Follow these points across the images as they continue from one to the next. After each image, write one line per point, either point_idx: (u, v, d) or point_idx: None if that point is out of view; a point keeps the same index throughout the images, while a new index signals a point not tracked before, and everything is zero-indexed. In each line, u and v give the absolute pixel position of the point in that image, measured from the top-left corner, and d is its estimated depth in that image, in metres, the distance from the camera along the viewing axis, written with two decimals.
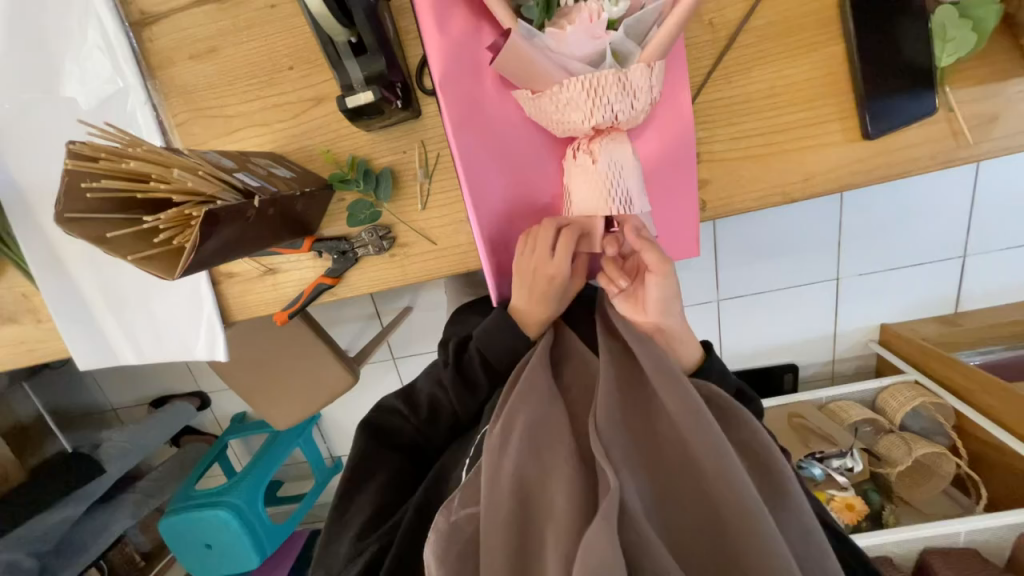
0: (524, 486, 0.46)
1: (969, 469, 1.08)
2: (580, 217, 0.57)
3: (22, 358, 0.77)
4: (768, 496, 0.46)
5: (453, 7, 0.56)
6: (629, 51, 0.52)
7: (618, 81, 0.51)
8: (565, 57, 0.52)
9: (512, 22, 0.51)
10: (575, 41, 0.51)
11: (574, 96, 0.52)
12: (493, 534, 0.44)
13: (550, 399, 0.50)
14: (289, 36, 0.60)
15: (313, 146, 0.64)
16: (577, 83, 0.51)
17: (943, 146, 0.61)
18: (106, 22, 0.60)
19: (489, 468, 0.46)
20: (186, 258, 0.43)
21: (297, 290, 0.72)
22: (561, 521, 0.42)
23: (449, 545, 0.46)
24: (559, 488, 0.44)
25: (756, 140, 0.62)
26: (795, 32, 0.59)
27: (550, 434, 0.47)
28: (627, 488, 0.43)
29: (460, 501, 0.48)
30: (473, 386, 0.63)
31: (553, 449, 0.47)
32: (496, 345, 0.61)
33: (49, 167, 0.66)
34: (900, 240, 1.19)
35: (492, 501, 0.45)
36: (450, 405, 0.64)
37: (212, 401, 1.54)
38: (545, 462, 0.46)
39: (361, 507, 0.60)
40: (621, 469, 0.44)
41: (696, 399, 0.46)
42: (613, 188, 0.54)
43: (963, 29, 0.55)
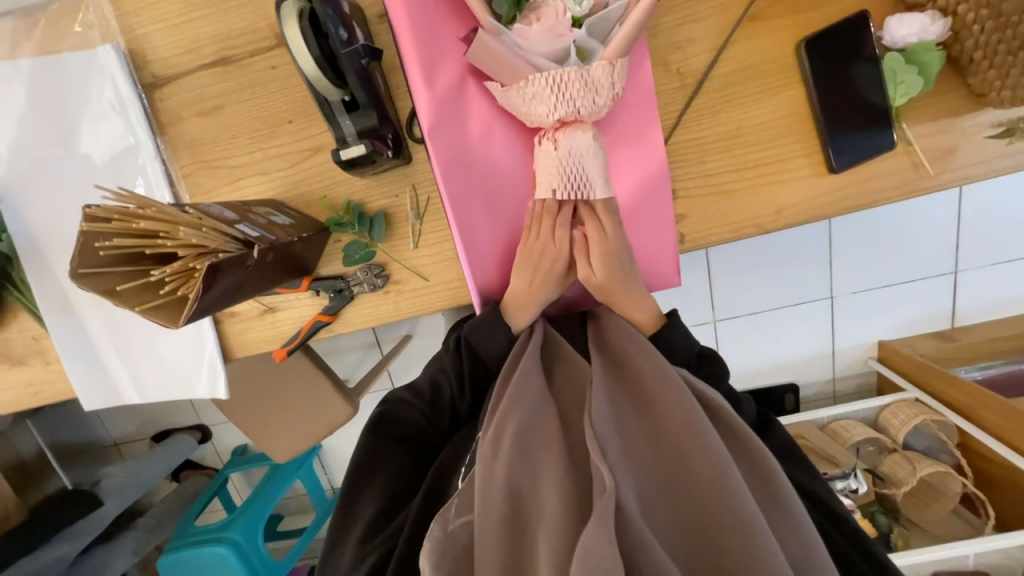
0: (518, 491, 0.47)
1: (975, 488, 1.07)
2: (542, 197, 0.62)
3: (29, 399, 0.80)
4: (762, 497, 0.47)
5: (433, 19, 0.60)
6: (592, 48, 0.58)
7: (580, 78, 0.57)
8: (534, 53, 0.57)
9: (485, 18, 0.57)
10: (540, 39, 0.57)
11: (540, 91, 0.58)
12: (490, 540, 0.44)
13: (540, 402, 0.52)
14: (289, 94, 0.65)
15: (312, 192, 0.68)
16: (543, 77, 0.57)
17: (905, 177, 0.64)
18: (120, 84, 0.65)
19: (483, 475, 0.47)
20: (189, 307, 0.46)
21: (295, 327, 0.75)
22: (552, 525, 0.43)
23: (444, 553, 0.46)
24: (552, 490, 0.45)
25: (727, 176, 0.66)
26: (757, 77, 0.63)
27: (542, 436, 0.49)
28: (621, 489, 0.44)
29: (457, 508, 0.48)
30: (469, 376, 0.64)
31: (546, 452, 0.48)
32: (488, 341, 0.63)
33: (63, 217, 0.70)
34: (886, 259, 1.22)
35: (487, 504, 0.46)
36: (451, 392, 0.65)
37: (213, 434, 1.55)
38: (539, 466, 0.47)
39: (363, 515, 0.58)
40: (615, 471, 0.45)
41: (688, 397, 0.49)
42: (572, 173, 0.60)
43: (910, 72, 0.58)
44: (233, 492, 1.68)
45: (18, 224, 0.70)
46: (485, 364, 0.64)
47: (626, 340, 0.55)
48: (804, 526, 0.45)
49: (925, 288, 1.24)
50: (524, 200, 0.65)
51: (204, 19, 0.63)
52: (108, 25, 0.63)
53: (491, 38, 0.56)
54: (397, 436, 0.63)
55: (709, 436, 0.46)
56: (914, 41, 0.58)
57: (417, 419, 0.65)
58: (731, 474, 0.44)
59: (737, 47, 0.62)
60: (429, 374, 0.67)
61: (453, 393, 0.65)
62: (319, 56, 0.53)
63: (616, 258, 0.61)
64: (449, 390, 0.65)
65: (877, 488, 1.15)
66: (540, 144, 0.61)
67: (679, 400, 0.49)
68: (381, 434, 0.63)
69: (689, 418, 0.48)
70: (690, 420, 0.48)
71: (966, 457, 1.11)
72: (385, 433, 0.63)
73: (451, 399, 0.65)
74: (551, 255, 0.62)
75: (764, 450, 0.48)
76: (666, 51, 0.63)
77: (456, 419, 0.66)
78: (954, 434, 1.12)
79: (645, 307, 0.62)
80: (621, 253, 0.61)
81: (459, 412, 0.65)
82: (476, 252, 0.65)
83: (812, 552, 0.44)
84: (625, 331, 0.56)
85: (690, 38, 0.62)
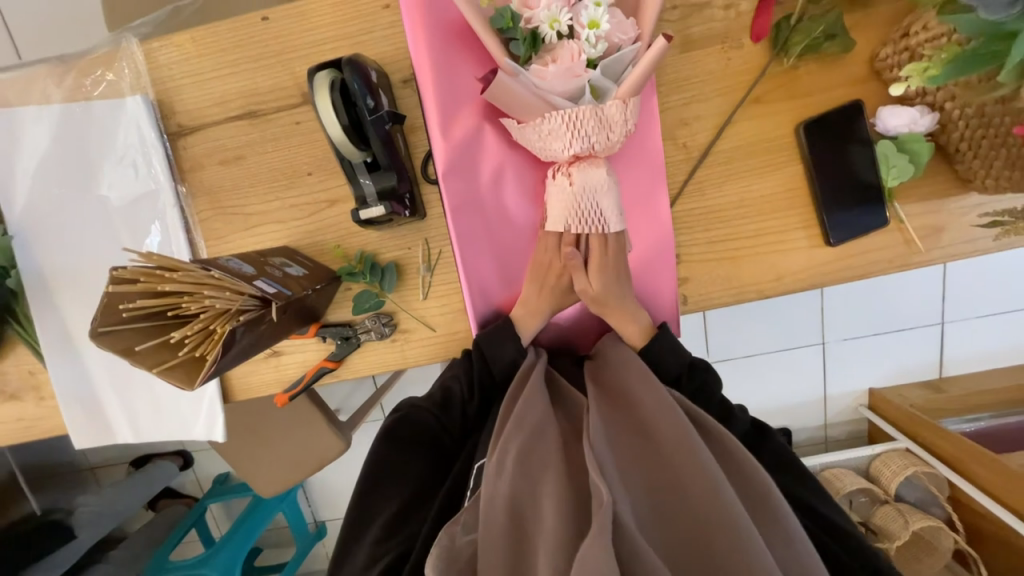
0: (521, 508, 0.47)
1: (967, 545, 1.08)
2: (552, 229, 0.64)
3: (18, 436, 0.78)
4: (766, 529, 0.46)
5: (455, 61, 0.63)
6: (607, 87, 0.59)
7: (594, 116, 0.58)
8: (549, 91, 0.58)
9: (502, 58, 0.57)
10: (556, 79, 0.57)
11: (555, 128, 0.59)
12: (493, 556, 0.44)
13: (542, 426, 0.53)
14: (310, 148, 0.67)
15: (326, 241, 0.70)
16: (558, 115, 0.58)
17: (897, 251, 0.68)
18: (146, 131, 0.67)
19: (486, 493, 0.47)
20: (205, 370, 0.46)
21: (299, 372, 0.75)
22: (551, 540, 0.42)
23: (447, 567, 0.45)
24: (552, 506, 0.45)
25: (730, 244, 0.69)
26: (758, 155, 0.66)
27: (543, 458, 0.50)
28: (619, 503, 0.44)
29: (464, 526, 0.48)
30: (487, 380, 0.65)
31: (546, 470, 0.48)
32: (496, 347, 0.64)
33: (74, 254, 0.71)
34: (876, 312, 1.26)
35: (489, 520, 0.45)
36: (462, 395, 0.64)
37: (195, 461, 1.51)
38: (540, 483, 0.48)
39: (378, 517, 0.58)
40: (612, 486, 0.45)
41: (685, 422, 0.50)
42: (585, 206, 0.62)
43: (903, 159, 0.62)
44: (212, 523, 1.62)
45: (28, 261, 0.71)
46: (493, 370, 0.64)
47: (624, 374, 0.58)
48: (806, 555, 0.45)
49: (913, 341, 1.27)
50: (531, 254, 0.68)
51: (234, 75, 0.65)
52: (139, 76, 0.66)
53: (509, 78, 0.56)
54: (413, 438, 0.63)
55: (702, 452, 0.47)
56: (905, 131, 0.61)
57: (432, 422, 0.64)
58: (723, 486, 0.45)
59: (740, 126, 0.66)
60: (443, 380, 0.67)
61: (469, 397, 0.64)
62: (346, 124, 0.55)
63: (613, 270, 0.64)
64: (464, 393, 0.64)
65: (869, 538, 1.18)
66: (553, 176, 0.63)
67: (672, 419, 0.50)
68: (395, 438, 0.62)
69: (682, 436, 0.49)
70: (682, 437, 0.49)
71: (956, 510, 1.13)
72: (399, 436, 0.63)
73: (461, 403, 0.64)
74: (555, 270, 0.65)
75: (762, 475, 0.48)
76: (675, 126, 0.66)
77: (468, 421, 0.65)
78: (946, 488, 1.13)
79: (640, 319, 0.65)
80: (621, 267, 0.65)
81: (472, 416, 0.65)
82: (486, 302, 0.69)
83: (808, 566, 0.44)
84: (625, 366, 0.58)
85: (697, 115, 0.66)
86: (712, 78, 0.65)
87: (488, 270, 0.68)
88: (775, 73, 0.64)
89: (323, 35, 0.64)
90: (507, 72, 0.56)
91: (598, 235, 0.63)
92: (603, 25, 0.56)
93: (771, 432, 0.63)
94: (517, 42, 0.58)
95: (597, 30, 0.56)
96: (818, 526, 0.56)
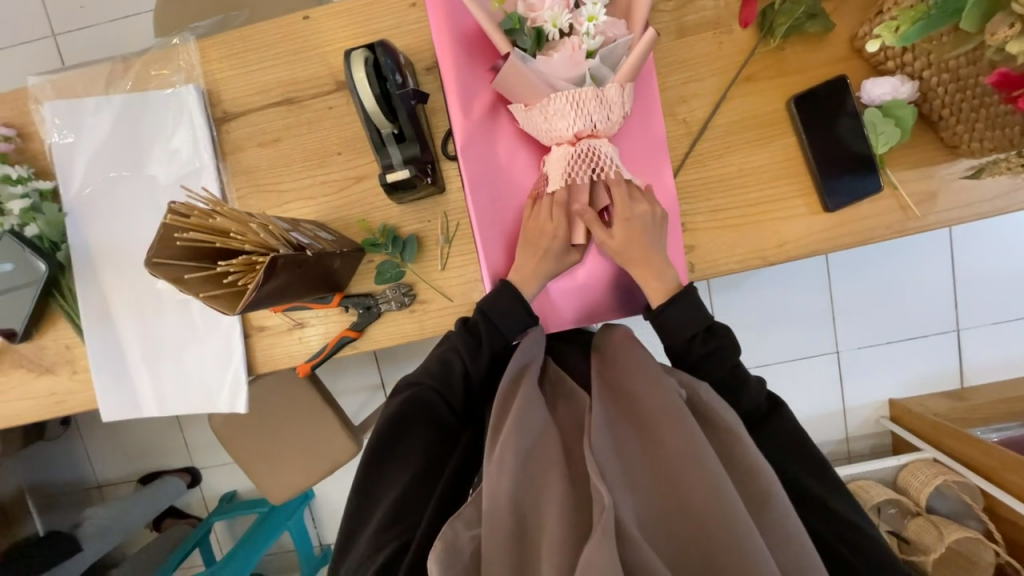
0: (522, 510, 0.46)
1: (1010, 559, 0.99)
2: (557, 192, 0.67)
3: (47, 410, 0.80)
4: (770, 538, 0.45)
5: (476, 45, 0.69)
6: (604, 75, 0.65)
7: (596, 96, 0.64)
8: (554, 76, 0.64)
9: (510, 47, 0.64)
10: (561, 64, 0.64)
11: (561, 107, 0.64)
12: (497, 555, 0.45)
13: (543, 424, 0.51)
14: (341, 130, 0.74)
15: (351, 217, 0.75)
16: (563, 96, 0.64)
17: (893, 217, 0.71)
18: (195, 116, 0.74)
19: (489, 492, 0.46)
20: (248, 295, 0.52)
21: (321, 343, 0.78)
22: (553, 543, 0.43)
23: (451, 563, 0.45)
24: (554, 508, 0.45)
25: (733, 212, 0.72)
26: (754, 128, 0.72)
27: (544, 457, 0.49)
28: (620, 506, 0.44)
29: (466, 521, 0.48)
30: (484, 356, 0.65)
31: (546, 473, 0.48)
32: (507, 315, 0.66)
33: (119, 231, 0.76)
34: (892, 313, 1.23)
35: (492, 519, 0.45)
36: (462, 364, 0.65)
37: (203, 477, 1.46)
38: (540, 486, 0.47)
39: (382, 502, 0.59)
40: (612, 489, 0.45)
41: (693, 429, 0.48)
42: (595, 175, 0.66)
43: (889, 125, 0.66)
44: (215, 544, 1.56)
45: (79, 237, 0.76)
46: (505, 334, 0.66)
47: (630, 369, 0.54)
48: (813, 566, 0.44)
49: (933, 345, 1.24)
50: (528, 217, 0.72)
51: (275, 68, 0.73)
52: (192, 69, 0.74)
53: (519, 62, 0.63)
54: (416, 423, 0.62)
55: (707, 461, 0.46)
56: (889, 98, 0.66)
57: (433, 401, 0.63)
58: (727, 493, 0.44)
59: (735, 101, 0.72)
60: (440, 353, 0.67)
61: (471, 372, 0.64)
62: (378, 94, 0.62)
63: (634, 228, 0.67)
64: (462, 373, 0.65)
65: (902, 555, 1.07)
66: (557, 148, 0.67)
67: (678, 425, 0.48)
68: (400, 422, 0.62)
69: (687, 442, 0.47)
70: (688, 445, 0.47)
71: (995, 523, 1.04)
72: (396, 416, 0.62)
73: (463, 370, 0.65)
74: (550, 231, 0.67)
75: (772, 482, 0.46)
76: (675, 104, 0.72)
77: (471, 395, 0.65)
78: (980, 498, 1.05)
79: (658, 279, 0.66)
80: (643, 223, 0.67)
81: (474, 387, 0.65)
82: (493, 263, 0.71)
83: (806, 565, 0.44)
84: (631, 362, 0.55)
85: (694, 93, 0.72)
86: (705, 60, 0.71)
87: (491, 230, 0.71)
88: (763, 55, 0.71)
89: (357, 29, 0.72)
90: (517, 57, 0.63)
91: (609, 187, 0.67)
92: (600, 19, 0.63)
93: (786, 410, 0.60)
94: (524, 40, 0.65)
95: (594, 24, 0.63)
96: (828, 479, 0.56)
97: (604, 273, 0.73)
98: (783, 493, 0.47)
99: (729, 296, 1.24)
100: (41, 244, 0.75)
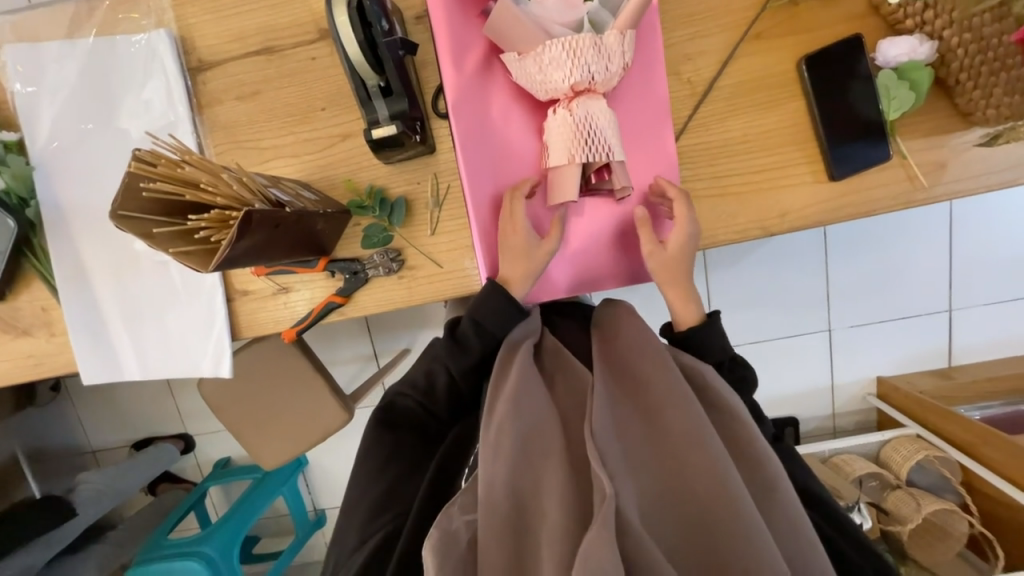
0: (520, 496, 0.45)
1: (982, 529, 1.02)
2: (556, 163, 0.64)
3: (27, 373, 0.78)
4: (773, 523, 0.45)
5: None
6: (603, 20, 0.62)
7: (594, 45, 0.60)
8: (549, 21, 0.61)
9: None
10: (555, 10, 0.61)
11: (556, 56, 0.60)
12: (492, 542, 0.43)
13: (540, 406, 0.49)
14: (325, 83, 0.70)
15: (337, 176, 0.71)
16: (558, 43, 0.59)
17: (900, 188, 0.68)
18: (168, 65, 0.69)
19: (485, 478, 0.45)
20: (221, 251, 0.50)
21: (306, 309, 0.76)
22: (555, 531, 0.42)
23: (447, 555, 0.44)
24: (553, 495, 0.44)
25: (735, 179, 0.70)
26: (761, 90, 0.68)
27: (543, 441, 0.47)
28: (622, 494, 0.43)
29: (460, 507, 0.47)
30: (471, 363, 0.62)
31: (545, 458, 0.46)
32: (492, 314, 0.62)
33: (91, 188, 0.72)
34: (887, 291, 1.22)
35: (489, 505, 0.44)
36: (446, 373, 0.63)
37: (197, 444, 1.46)
38: (538, 470, 0.46)
39: (368, 493, 0.59)
40: (615, 475, 0.44)
41: (700, 413, 0.47)
42: (592, 135, 0.62)
43: (902, 89, 0.63)
44: (211, 508, 1.57)
45: (49, 193, 0.73)
46: (496, 333, 0.62)
47: (633, 348, 0.53)
48: (815, 554, 0.44)
49: (925, 323, 1.23)
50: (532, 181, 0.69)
51: (252, 12, 0.68)
52: (164, 13, 0.69)
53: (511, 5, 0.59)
54: (405, 422, 0.64)
55: (712, 445, 0.45)
56: (905, 60, 0.63)
57: (413, 407, 0.64)
58: (733, 481, 0.43)
59: (743, 61, 0.68)
60: (425, 363, 0.65)
61: (457, 381, 0.63)
62: (362, 42, 0.57)
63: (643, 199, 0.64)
64: (447, 382, 0.63)
65: (880, 524, 1.09)
66: (554, 112, 0.64)
67: (682, 407, 0.47)
68: (393, 417, 0.64)
69: (691, 425, 0.46)
70: (692, 428, 0.46)
71: (971, 495, 1.06)
72: (392, 417, 0.64)
73: (449, 379, 0.63)
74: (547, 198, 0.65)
75: (776, 467, 0.46)
76: (679, 62, 0.68)
77: (459, 400, 0.64)
78: (958, 472, 1.07)
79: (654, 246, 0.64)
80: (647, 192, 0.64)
81: (462, 393, 0.63)
82: (492, 231, 0.68)
83: (807, 553, 0.44)
84: (632, 339, 0.54)
85: (701, 51, 0.68)
86: (716, 14, 0.67)
87: (490, 197, 0.68)
88: (776, 9, 0.67)
89: None
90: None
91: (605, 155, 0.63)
92: None
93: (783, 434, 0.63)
94: None
95: None
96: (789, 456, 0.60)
97: (595, 246, 0.70)
98: (788, 481, 0.46)
99: (725, 272, 1.22)
100: (8, 199, 0.71)
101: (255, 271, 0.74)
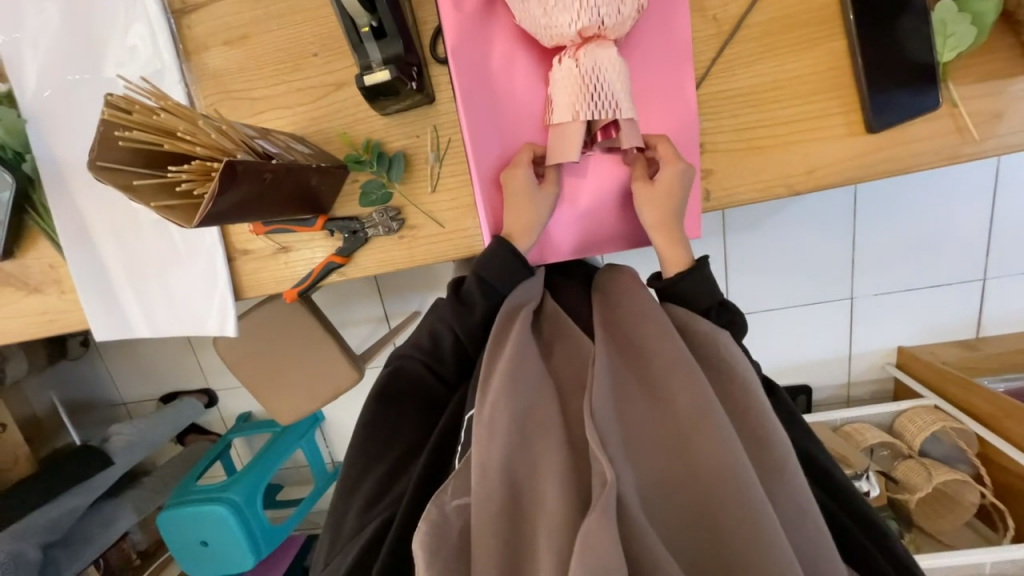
0: (515, 479, 0.44)
1: (994, 500, 0.99)
2: (562, 119, 0.59)
3: (42, 329, 0.80)
4: (781, 506, 0.43)
5: None
6: None
7: None
8: None
9: None
10: None
11: None
12: (486, 526, 0.42)
13: (537, 384, 0.48)
14: (316, 26, 0.65)
15: (332, 129, 0.68)
16: None
17: (947, 141, 0.61)
18: (150, 7, 0.65)
19: (479, 460, 0.44)
20: (203, 207, 0.49)
21: (306, 269, 0.75)
22: (551, 517, 0.41)
23: (441, 537, 0.43)
24: (551, 479, 0.42)
25: (761, 132, 0.63)
26: (795, 28, 0.61)
27: (539, 420, 0.46)
28: (622, 477, 0.41)
29: (453, 491, 0.46)
30: (476, 323, 0.61)
31: (542, 438, 0.45)
32: (496, 271, 0.60)
33: (83, 142, 0.70)
34: (918, 257, 1.15)
35: (482, 489, 0.43)
36: (451, 333, 0.62)
37: (220, 400, 1.51)
38: (535, 451, 0.45)
39: (371, 471, 0.59)
40: (615, 457, 0.42)
41: (707, 392, 0.44)
42: (600, 89, 0.56)
43: (962, 24, 0.57)
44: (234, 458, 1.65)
45: (43, 147, 0.71)
46: (500, 292, 0.60)
47: (637, 320, 0.51)
48: (822, 536, 0.42)
49: (956, 292, 1.17)
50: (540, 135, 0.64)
51: None
52: None
53: None
54: (406, 397, 0.62)
55: (718, 424, 0.42)
56: None
57: (421, 370, 0.63)
58: (740, 464, 0.41)
59: None
60: (429, 324, 0.64)
61: (463, 339, 0.61)
62: None
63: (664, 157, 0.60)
64: (453, 343, 0.62)
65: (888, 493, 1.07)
66: (560, 62, 0.58)
67: (688, 384, 0.45)
68: (393, 392, 0.62)
69: (697, 403, 0.44)
70: (698, 406, 0.44)
71: (985, 467, 1.03)
72: (387, 394, 0.62)
73: (454, 340, 0.62)
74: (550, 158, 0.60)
75: (784, 445, 0.44)
76: None
77: (467, 360, 0.63)
78: (974, 444, 1.04)
79: (668, 204, 0.60)
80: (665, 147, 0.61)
81: (469, 354, 0.62)
82: (495, 192, 0.64)
83: (815, 535, 0.42)
84: (636, 310, 0.51)
85: None
86: None
87: (493, 153, 0.64)
88: None
89: None
90: None
91: (613, 109, 0.57)
92: None
93: (779, 392, 0.60)
94: None
95: None
96: (800, 428, 0.58)
97: (603, 205, 0.66)
98: (797, 462, 0.44)
99: (744, 235, 1.16)
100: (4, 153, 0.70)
101: (253, 229, 0.72)
